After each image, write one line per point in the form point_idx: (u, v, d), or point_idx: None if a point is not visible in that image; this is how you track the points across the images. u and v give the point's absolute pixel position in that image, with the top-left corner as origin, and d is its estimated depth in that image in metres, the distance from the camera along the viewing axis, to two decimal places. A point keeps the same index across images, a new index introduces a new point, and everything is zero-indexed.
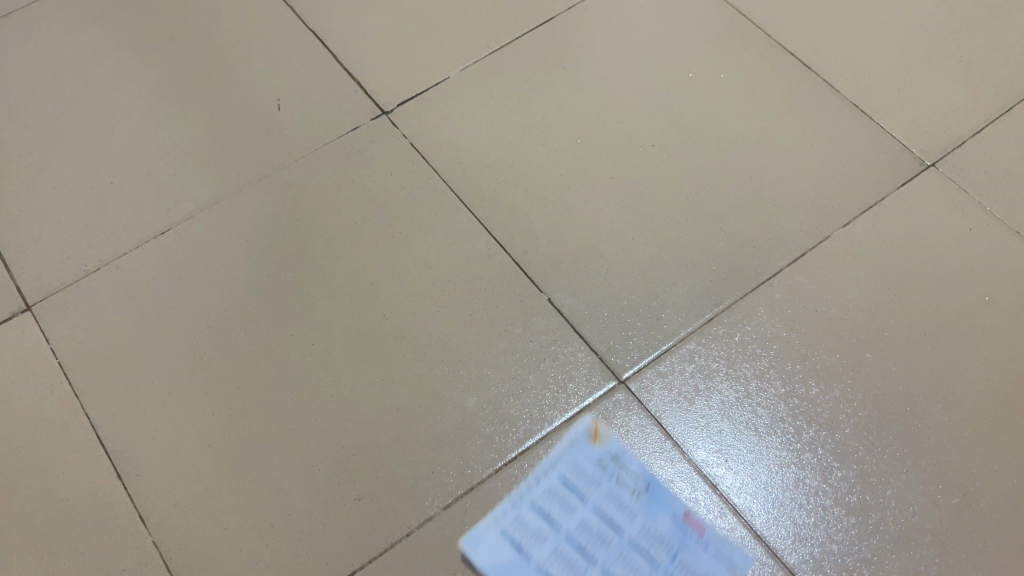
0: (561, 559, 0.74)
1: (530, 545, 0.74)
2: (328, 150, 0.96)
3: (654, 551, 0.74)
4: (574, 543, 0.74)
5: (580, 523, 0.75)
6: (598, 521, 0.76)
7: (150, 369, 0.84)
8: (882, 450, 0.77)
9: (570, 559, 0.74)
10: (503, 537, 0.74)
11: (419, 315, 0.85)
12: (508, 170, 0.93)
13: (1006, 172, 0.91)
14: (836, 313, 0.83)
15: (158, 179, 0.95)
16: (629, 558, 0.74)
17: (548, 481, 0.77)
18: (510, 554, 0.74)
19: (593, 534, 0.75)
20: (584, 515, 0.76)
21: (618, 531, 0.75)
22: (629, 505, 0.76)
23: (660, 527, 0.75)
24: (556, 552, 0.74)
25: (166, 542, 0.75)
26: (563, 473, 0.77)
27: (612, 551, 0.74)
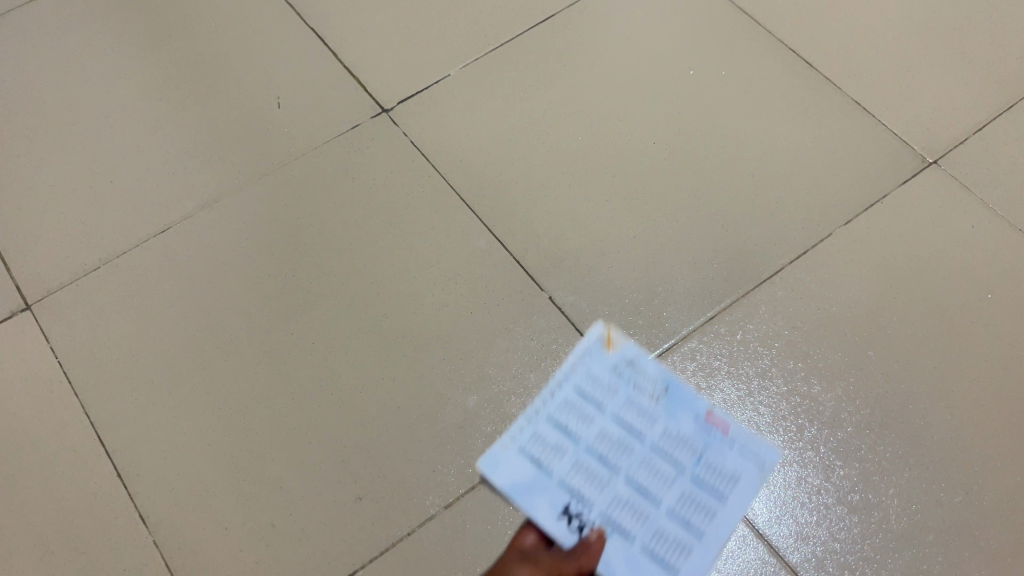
0: (584, 469, 0.76)
1: (550, 459, 0.76)
2: (328, 148, 0.95)
3: (676, 452, 0.76)
4: (595, 453, 0.76)
5: (599, 431, 0.77)
6: (618, 428, 0.77)
7: (150, 369, 0.83)
8: (884, 449, 0.76)
9: (592, 468, 0.76)
10: (523, 455, 0.77)
11: (420, 313, 0.85)
12: (509, 168, 0.93)
13: (1007, 169, 0.91)
14: (838, 311, 0.83)
15: (157, 178, 0.95)
16: (651, 462, 0.76)
17: (563, 395, 0.79)
18: (533, 470, 0.76)
19: (613, 441, 0.77)
20: (602, 423, 0.78)
21: (639, 436, 0.77)
22: (647, 411, 0.78)
23: (678, 429, 0.77)
24: (578, 464, 0.76)
25: (167, 542, 0.75)
26: (576, 386, 0.80)
27: (633, 456, 0.76)
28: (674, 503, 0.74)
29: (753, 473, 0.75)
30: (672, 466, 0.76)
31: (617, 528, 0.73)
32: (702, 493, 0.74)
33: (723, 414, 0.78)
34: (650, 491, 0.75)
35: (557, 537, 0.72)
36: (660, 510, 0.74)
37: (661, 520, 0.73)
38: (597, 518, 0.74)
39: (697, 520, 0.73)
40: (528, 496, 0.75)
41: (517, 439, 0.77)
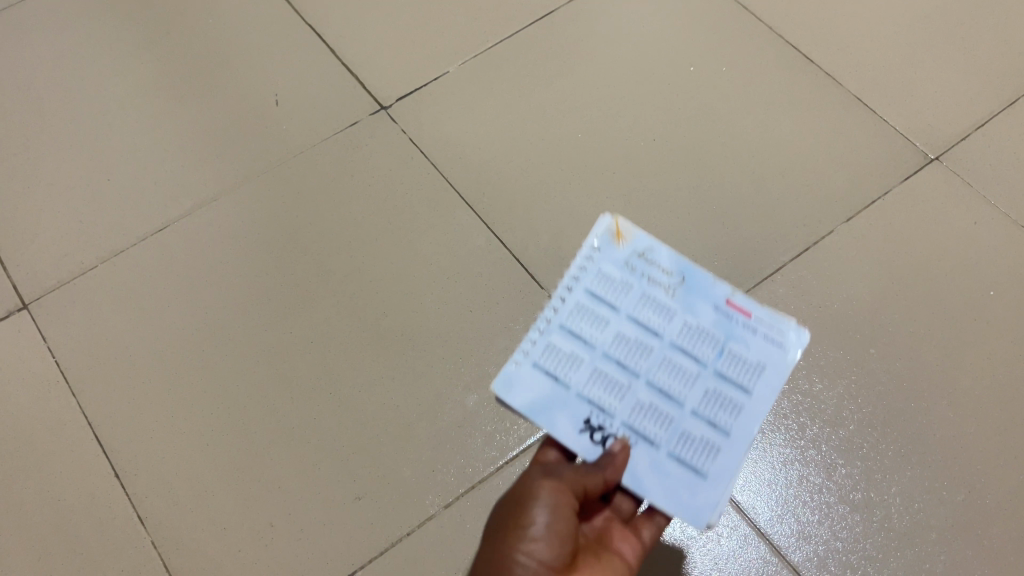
0: (602, 375, 0.71)
1: (565, 367, 0.71)
2: (327, 146, 0.95)
3: (696, 346, 0.73)
4: (612, 356, 0.72)
5: (614, 333, 0.73)
6: (633, 327, 0.73)
7: (148, 368, 0.83)
8: (886, 447, 0.76)
9: (608, 372, 0.71)
10: (535, 367, 0.72)
11: (419, 312, 0.84)
12: (508, 165, 0.92)
13: (1010, 165, 0.90)
14: (840, 308, 0.83)
15: (155, 176, 0.94)
16: (672, 360, 0.72)
17: (573, 299, 0.75)
18: (548, 382, 0.71)
19: (629, 341, 0.73)
20: (616, 322, 0.74)
21: (656, 332, 0.73)
22: (661, 305, 0.75)
23: (696, 321, 0.74)
24: (593, 370, 0.71)
25: (166, 543, 0.75)
26: (586, 287, 0.75)
27: (652, 354, 0.72)
28: (698, 399, 0.70)
29: (776, 360, 0.73)
30: (693, 361, 0.72)
31: (642, 430, 0.69)
32: (726, 386, 0.71)
33: (741, 300, 0.75)
34: (673, 393, 0.71)
35: (578, 450, 0.68)
36: (684, 409, 0.70)
37: (686, 423, 0.70)
38: (619, 424, 0.69)
39: (724, 418, 0.70)
40: (544, 408, 0.70)
41: (527, 352, 0.72)
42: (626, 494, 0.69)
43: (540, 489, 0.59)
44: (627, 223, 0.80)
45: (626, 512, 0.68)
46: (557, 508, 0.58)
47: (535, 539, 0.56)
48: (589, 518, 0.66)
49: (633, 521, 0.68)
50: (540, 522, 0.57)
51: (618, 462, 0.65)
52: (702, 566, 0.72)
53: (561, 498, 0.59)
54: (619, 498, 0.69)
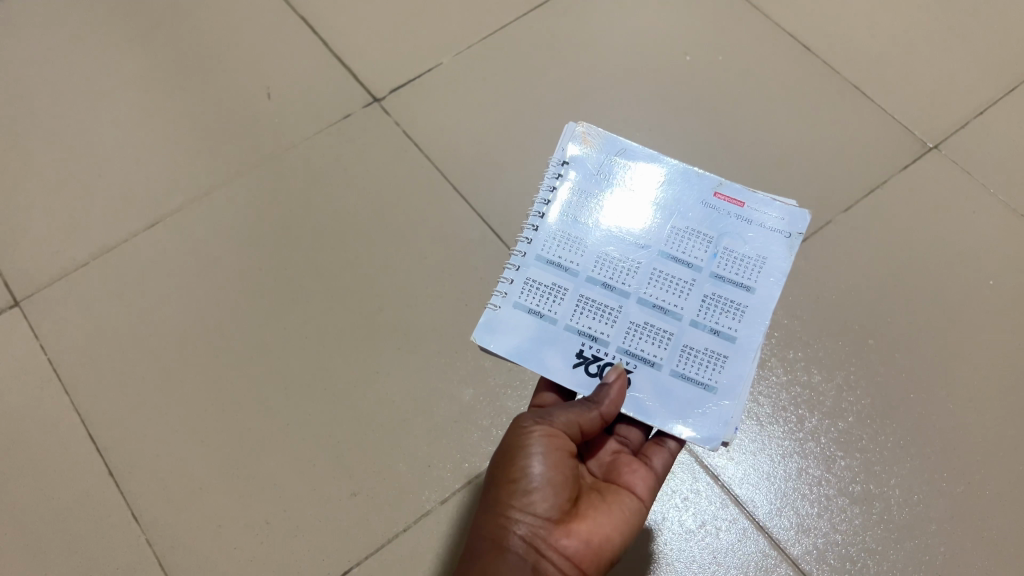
0: (589, 302, 0.74)
1: (551, 301, 0.74)
2: (320, 139, 0.94)
3: (686, 254, 0.76)
4: (598, 281, 0.75)
5: (596, 256, 0.76)
6: (618, 244, 0.77)
7: (141, 365, 0.82)
8: (885, 439, 0.75)
9: (596, 297, 0.74)
10: (519, 306, 0.74)
11: (414, 305, 0.84)
12: (503, 157, 0.92)
13: (1009, 154, 0.89)
14: (838, 298, 0.82)
15: (146, 170, 0.93)
16: (661, 273, 0.75)
17: (549, 226, 0.78)
18: (534, 319, 0.73)
19: (614, 260, 0.76)
20: (598, 243, 0.77)
21: (643, 246, 0.77)
22: (644, 218, 0.78)
23: (683, 227, 0.77)
24: (580, 297, 0.74)
25: (160, 541, 0.74)
26: (563, 211, 0.78)
27: (640, 270, 0.75)
28: (694, 308, 0.74)
29: (770, 249, 0.76)
30: (684, 270, 0.75)
31: (640, 352, 0.72)
32: (722, 288, 0.74)
33: (727, 193, 0.79)
34: (667, 308, 0.74)
35: (573, 385, 0.70)
36: (682, 322, 0.73)
37: (685, 335, 0.73)
38: (616, 349, 0.72)
39: (725, 323, 0.73)
40: (535, 345, 0.72)
41: (508, 293, 0.75)
42: (632, 424, 0.70)
43: (530, 437, 0.60)
44: (595, 132, 0.83)
45: (634, 442, 0.69)
46: (549, 454, 0.59)
47: (530, 492, 0.57)
48: (594, 456, 0.67)
49: (642, 450, 0.69)
50: (535, 470, 0.58)
51: (612, 395, 0.65)
52: (700, 560, 0.72)
53: (552, 443, 0.60)
54: (626, 429, 0.70)
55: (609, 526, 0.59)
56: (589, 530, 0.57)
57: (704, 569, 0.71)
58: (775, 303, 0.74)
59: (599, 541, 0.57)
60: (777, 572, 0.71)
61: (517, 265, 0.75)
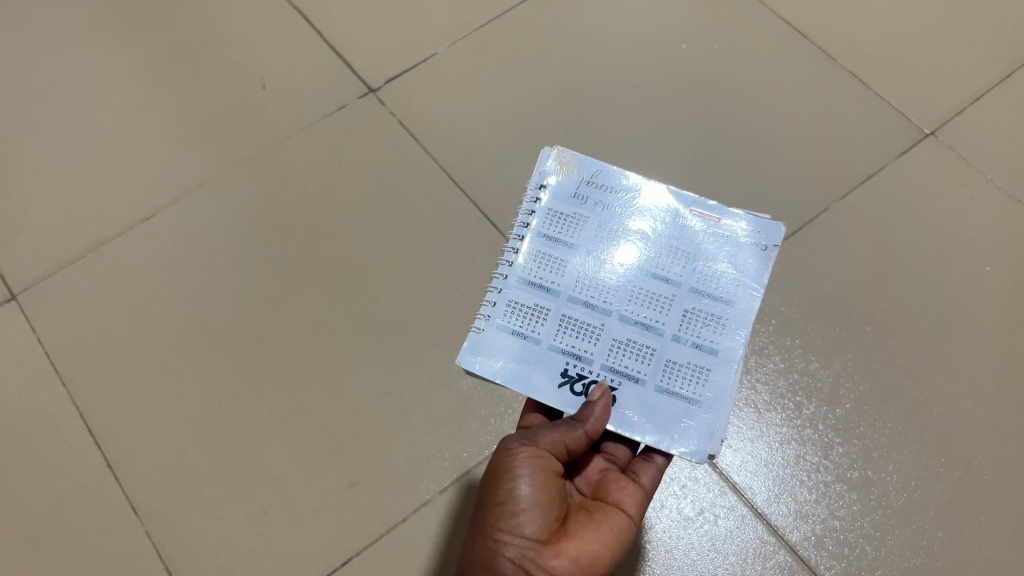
0: (572, 321, 0.73)
1: (532, 323, 0.73)
2: (315, 130, 0.94)
3: (663, 270, 0.75)
4: (579, 299, 0.74)
5: (575, 276, 0.75)
6: (595, 262, 0.75)
7: (139, 357, 0.82)
8: (883, 425, 0.75)
9: (576, 317, 0.73)
10: (502, 329, 0.73)
11: (411, 296, 0.84)
12: (499, 147, 0.92)
13: (1006, 139, 0.89)
14: (835, 286, 0.82)
15: (141, 163, 0.93)
16: (641, 290, 0.74)
17: (525, 248, 0.76)
18: (517, 340, 0.72)
19: (592, 279, 0.75)
20: (576, 261, 0.75)
21: (621, 263, 0.76)
22: (623, 233, 0.77)
23: (660, 243, 0.76)
24: (561, 318, 0.73)
25: (160, 532, 0.74)
26: (541, 230, 0.77)
27: (619, 288, 0.74)
28: (675, 322, 0.73)
29: (747, 261, 0.75)
30: (664, 285, 0.74)
31: (624, 369, 0.71)
32: (702, 302, 0.74)
33: (703, 207, 0.78)
34: (648, 324, 0.73)
35: (559, 406, 0.69)
36: (665, 337, 0.72)
37: (668, 351, 0.72)
38: (601, 367, 0.71)
39: (707, 337, 0.72)
40: (520, 368, 0.71)
41: (490, 318, 0.73)
42: (619, 441, 0.70)
43: (516, 458, 0.60)
44: (568, 153, 0.81)
45: (623, 459, 0.70)
46: (536, 475, 0.60)
47: (518, 513, 0.58)
48: (582, 473, 0.68)
49: (631, 466, 0.69)
50: (523, 492, 0.58)
51: (597, 412, 0.65)
52: (699, 547, 0.72)
53: (538, 464, 0.60)
54: (613, 446, 0.70)
55: (598, 545, 0.59)
56: (579, 549, 0.57)
57: (702, 556, 0.71)
58: (755, 314, 0.73)
59: (588, 559, 0.57)
60: (775, 557, 0.71)
61: (497, 288, 0.74)
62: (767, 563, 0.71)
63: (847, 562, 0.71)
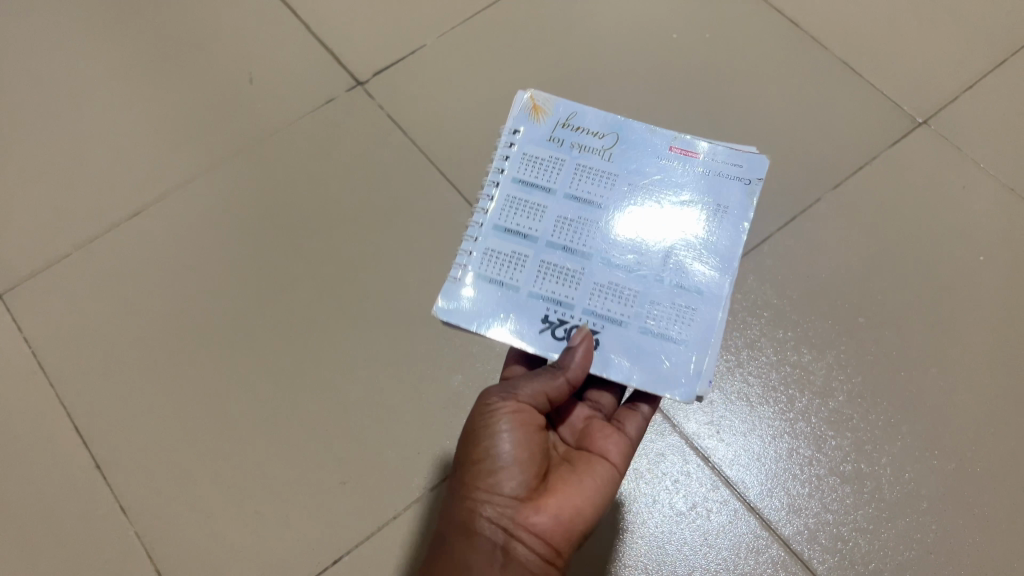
0: (551, 265, 0.68)
1: (510, 265, 0.68)
2: (303, 124, 0.93)
3: (646, 208, 0.71)
4: (557, 243, 0.69)
5: (555, 215, 0.70)
6: (572, 203, 0.71)
7: (127, 356, 0.82)
8: (876, 418, 0.75)
9: (557, 257, 0.69)
10: (479, 277, 0.68)
11: (401, 292, 0.83)
12: (488, 139, 0.91)
13: (999, 128, 0.89)
14: (828, 277, 0.81)
15: (128, 159, 0.92)
16: (623, 230, 0.70)
17: (497, 191, 0.72)
18: (495, 287, 0.68)
19: (575, 218, 0.70)
20: (553, 203, 0.71)
21: (600, 205, 0.71)
22: (602, 170, 0.73)
23: (640, 181, 0.72)
24: (542, 260, 0.69)
25: (150, 533, 0.74)
26: (515, 172, 0.72)
27: (601, 228, 0.70)
28: (659, 262, 0.69)
29: (730, 195, 0.72)
30: (647, 224, 0.70)
31: (608, 313, 0.67)
32: (690, 238, 0.70)
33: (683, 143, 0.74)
34: (631, 264, 0.69)
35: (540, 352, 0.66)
36: (650, 278, 0.68)
37: (654, 291, 0.68)
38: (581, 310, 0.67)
39: (694, 274, 0.68)
40: (500, 315, 0.67)
41: (466, 265, 0.69)
42: (603, 388, 0.68)
43: (495, 415, 0.60)
44: (543, 95, 0.76)
45: (608, 407, 0.67)
46: (515, 432, 0.59)
47: (496, 471, 0.58)
48: (567, 423, 0.66)
49: (616, 415, 0.67)
50: (502, 451, 0.58)
51: (578, 358, 0.62)
52: (692, 541, 0.71)
53: (518, 420, 0.60)
54: (597, 394, 0.68)
55: (579, 498, 0.58)
56: (559, 504, 0.57)
57: (694, 551, 0.71)
58: (742, 251, 0.70)
59: (569, 514, 0.57)
60: (768, 552, 0.71)
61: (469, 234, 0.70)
62: (759, 558, 0.70)
63: (840, 556, 0.70)
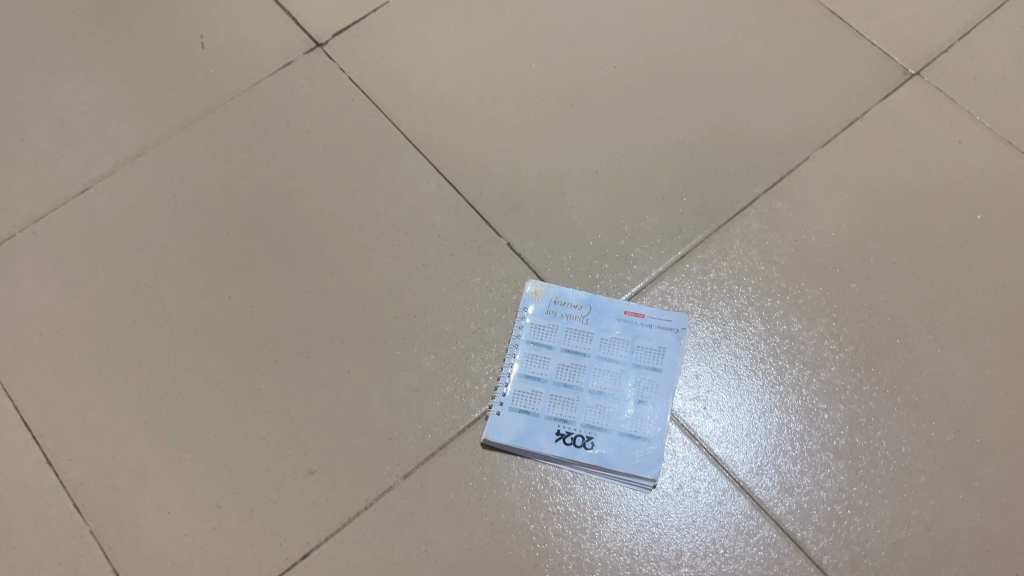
0: (543, 374, 0.73)
1: (530, 396, 0.72)
2: (259, 90, 0.87)
3: (612, 297, 0.76)
4: (543, 350, 0.74)
5: (560, 367, 0.74)
6: (545, 302, 0.76)
7: (77, 343, 0.77)
8: (871, 388, 0.71)
9: (568, 393, 0.73)
10: (482, 398, 0.72)
11: (367, 268, 0.78)
12: (457, 103, 0.85)
13: (996, 78, 0.84)
14: (817, 241, 0.77)
15: (73, 131, 0.86)
16: (599, 320, 0.75)
17: (492, 315, 0.76)
18: (520, 416, 0.72)
19: (577, 369, 0.74)
20: (530, 312, 0.76)
21: (572, 305, 0.76)
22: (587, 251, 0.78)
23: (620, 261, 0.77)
24: (558, 394, 0.73)
25: (105, 531, 0.69)
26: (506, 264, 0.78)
27: (576, 322, 0.75)
28: (636, 343, 0.74)
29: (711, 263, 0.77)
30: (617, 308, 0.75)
31: (603, 403, 0.72)
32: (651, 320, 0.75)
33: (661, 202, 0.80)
34: (611, 352, 0.74)
35: (556, 459, 0.70)
36: (629, 361, 0.73)
37: (635, 371, 0.73)
38: (588, 425, 0.71)
39: (665, 350, 0.73)
40: (511, 430, 0.71)
41: (463, 334, 0.75)
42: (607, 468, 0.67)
43: None
44: (523, 146, 0.83)
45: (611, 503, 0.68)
46: None
47: None
48: None
49: None
50: None
51: None
52: (679, 524, 0.67)
53: None
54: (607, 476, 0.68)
55: None
56: None
57: (681, 534, 0.67)
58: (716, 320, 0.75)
59: None
60: (758, 533, 0.67)
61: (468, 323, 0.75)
62: (749, 540, 0.67)
63: (835, 536, 0.66)
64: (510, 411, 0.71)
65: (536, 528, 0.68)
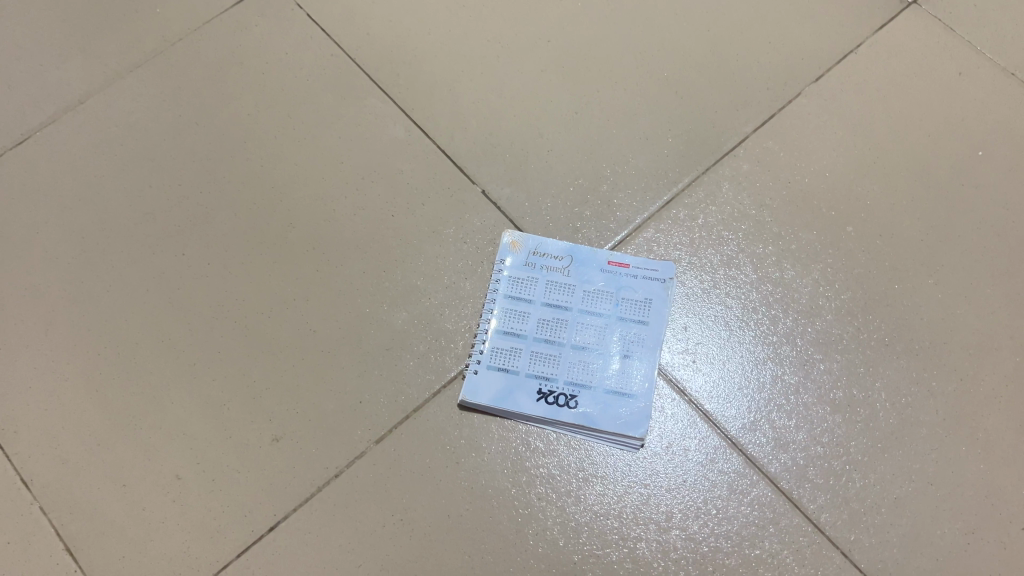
0: (522, 330, 0.69)
1: (509, 353, 0.68)
2: (211, 30, 0.81)
3: (595, 248, 0.71)
4: (522, 305, 0.70)
5: (541, 321, 0.69)
6: (523, 254, 0.71)
7: (20, 306, 0.71)
8: (868, 337, 0.68)
9: (550, 349, 0.68)
10: (457, 358, 0.68)
11: (332, 220, 0.73)
12: (425, 40, 0.79)
13: (997, 5, 0.80)
14: (811, 182, 0.73)
15: (10, 77, 0.79)
16: (581, 272, 0.70)
17: (468, 268, 0.71)
18: (498, 374, 0.67)
19: (559, 324, 0.69)
20: (508, 265, 0.71)
21: (553, 256, 0.71)
22: (567, 197, 0.73)
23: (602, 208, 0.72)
24: (539, 350, 0.68)
25: (56, 508, 0.64)
26: (482, 214, 0.72)
27: (557, 274, 0.70)
28: (620, 297, 0.69)
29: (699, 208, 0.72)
30: (601, 259, 0.71)
31: (586, 360, 0.68)
32: (637, 271, 0.70)
33: (646, 145, 0.75)
34: (595, 305, 0.69)
35: (538, 418, 0.66)
36: (612, 314, 0.69)
37: (620, 326, 0.69)
38: (572, 383, 0.67)
39: (651, 303, 0.69)
40: (489, 390, 0.66)
41: (436, 290, 0.70)
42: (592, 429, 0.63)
43: None
44: (498, 86, 0.77)
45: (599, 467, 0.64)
46: None
47: None
48: None
49: None
50: None
51: None
52: (669, 483, 0.64)
53: None
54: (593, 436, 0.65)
55: None
56: None
57: (671, 494, 0.64)
58: (704, 269, 0.70)
59: None
60: (752, 491, 0.63)
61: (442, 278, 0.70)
62: (743, 499, 0.63)
63: (833, 493, 0.63)
64: (489, 369, 0.67)
65: (518, 493, 0.64)
